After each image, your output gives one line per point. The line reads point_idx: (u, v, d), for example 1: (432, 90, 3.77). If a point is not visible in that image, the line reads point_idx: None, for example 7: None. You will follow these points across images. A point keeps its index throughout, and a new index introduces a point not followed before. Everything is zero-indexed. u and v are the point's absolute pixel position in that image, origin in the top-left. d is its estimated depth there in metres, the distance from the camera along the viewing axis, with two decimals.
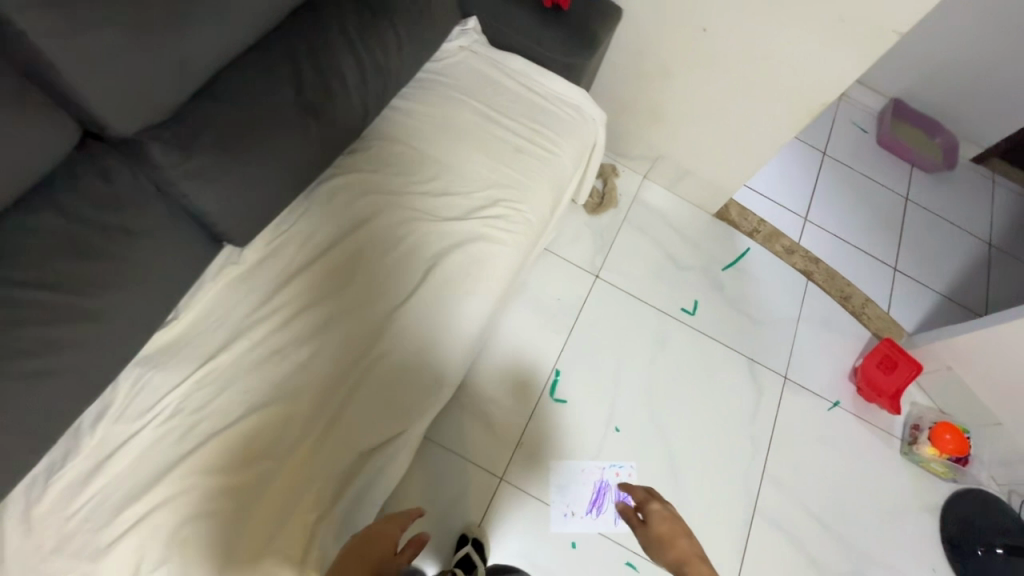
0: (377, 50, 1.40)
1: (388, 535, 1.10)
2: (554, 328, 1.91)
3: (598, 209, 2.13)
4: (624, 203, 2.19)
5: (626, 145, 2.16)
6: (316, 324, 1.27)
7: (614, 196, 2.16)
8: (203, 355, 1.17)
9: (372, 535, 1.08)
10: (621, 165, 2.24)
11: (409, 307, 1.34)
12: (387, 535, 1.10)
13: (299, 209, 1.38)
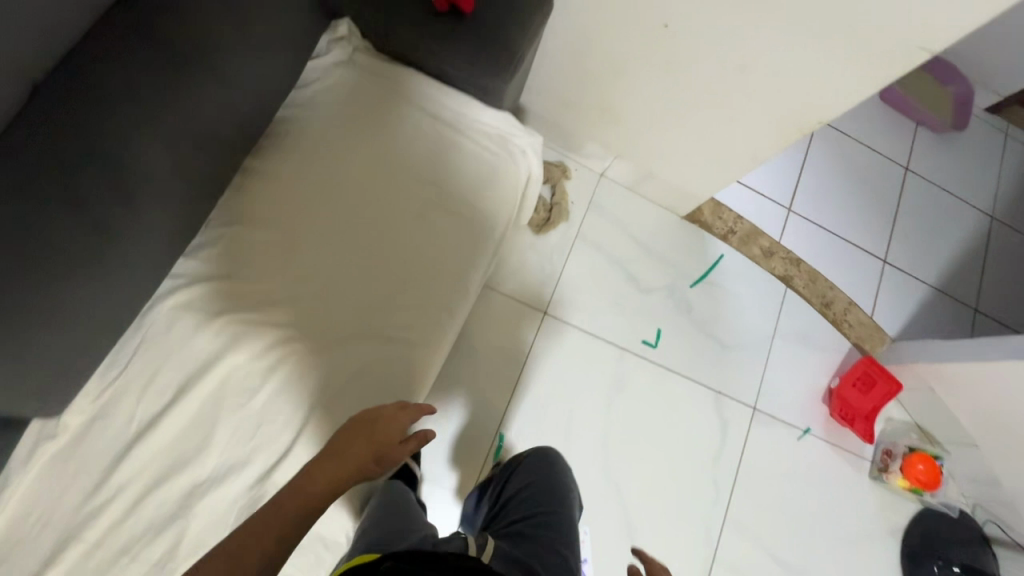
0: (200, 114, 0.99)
1: (388, 424, 1.04)
2: (498, 384, 1.67)
3: (546, 225, 1.77)
4: (577, 213, 1.83)
5: (576, 143, 1.75)
6: (172, 504, 1.01)
7: (564, 206, 1.80)
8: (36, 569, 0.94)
9: (368, 422, 1.02)
10: (572, 163, 1.84)
11: (294, 458, 1.06)
12: (382, 422, 1.03)
13: (132, 344, 1.05)
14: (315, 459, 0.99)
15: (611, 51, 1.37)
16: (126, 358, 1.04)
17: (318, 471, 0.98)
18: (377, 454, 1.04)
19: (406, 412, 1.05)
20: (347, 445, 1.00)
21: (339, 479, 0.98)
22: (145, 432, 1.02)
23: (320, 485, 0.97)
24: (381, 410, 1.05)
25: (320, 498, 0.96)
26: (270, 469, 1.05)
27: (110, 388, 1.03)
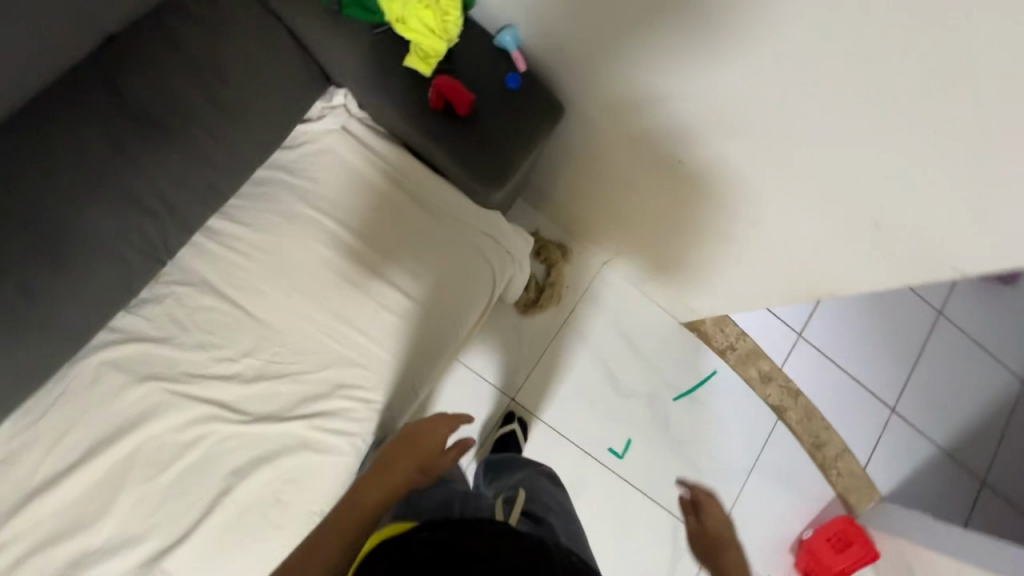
0: (162, 178, 0.94)
1: (431, 438, 0.97)
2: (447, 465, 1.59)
3: (532, 307, 1.69)
4: (571, 298, 1.74)
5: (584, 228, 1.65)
6: (53, 570, 0.96)
7: (557, 290, 1.71)
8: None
9: (415, 439, 0.96)
10: (575, 245, 1.75)
11: (189, 547, 1.00)
12: (432, 439, 0.97)
13: (52, 394, 1.01)
14: (364, 484, 0.89)
15: (622, 164, 1.27)
16: (42, 408, 1.00)
17: (367, 497, 0.88)
18: (425, 443, 0.96)
19: (447, 424, 1.00)
20: (401, 467, 0.91)
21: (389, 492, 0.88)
22: (40, 491, 0.97)
23: (367, 501, 0.87)
24: (427, 428, 0.98)
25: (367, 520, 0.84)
26: (162, 554, 0.99)
27: (18, 436, 0.99)
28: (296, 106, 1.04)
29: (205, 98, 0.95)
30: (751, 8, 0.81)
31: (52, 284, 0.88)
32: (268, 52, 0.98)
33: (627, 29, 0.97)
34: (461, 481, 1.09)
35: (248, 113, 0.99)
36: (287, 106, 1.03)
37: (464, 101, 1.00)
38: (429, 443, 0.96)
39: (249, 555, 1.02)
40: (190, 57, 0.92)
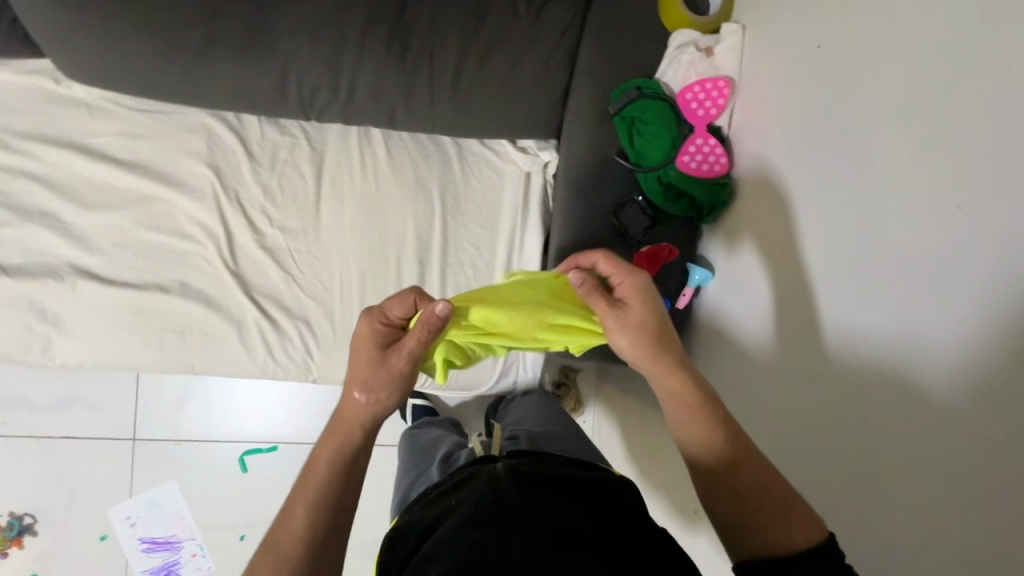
0: (368, 72, 0.94)
1: (368, 368, 0.66)
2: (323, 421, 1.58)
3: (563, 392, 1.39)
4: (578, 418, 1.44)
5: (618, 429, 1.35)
6: (39, 204, 1.06)
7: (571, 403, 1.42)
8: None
9: (346, 375, 0.68)
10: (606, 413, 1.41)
11: (102, 291, 1.06)
12: (370, 371, 0.66)
13: (156, 106, 1.08)
14: (275, 517, 0.66)
15: None
16: (141, 106, 1.08)
17: (280, 536, 0.64)
18: (369, 373, 0.66)
19: (374, 324, 0.67)
20: (348, 417, 0.67)
21: (327, 487, 0.66)
22: (82, 150, 1.07)
23: (299, 532, 0.64)
24: (366, 371, 0.66)
25: (298, 547, 0.64)
26: (83, 274, 1.06)
27: (110, 104, 1.07)
28: (507, 126, 1.02)
29: (454, 65, 0.94)
30: (938, 302, 0.57)
31: (223, 59, 0.93)
32: (533, 83, 0.97)
33: (870, 453, 0.64)
34: (420, 452, 1.14)
35: (473, 105, 0.98)
36: (502, 121, 1.01)
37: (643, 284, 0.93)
38: (351, 375, 0.67)
39: (126, 340, 1.08)
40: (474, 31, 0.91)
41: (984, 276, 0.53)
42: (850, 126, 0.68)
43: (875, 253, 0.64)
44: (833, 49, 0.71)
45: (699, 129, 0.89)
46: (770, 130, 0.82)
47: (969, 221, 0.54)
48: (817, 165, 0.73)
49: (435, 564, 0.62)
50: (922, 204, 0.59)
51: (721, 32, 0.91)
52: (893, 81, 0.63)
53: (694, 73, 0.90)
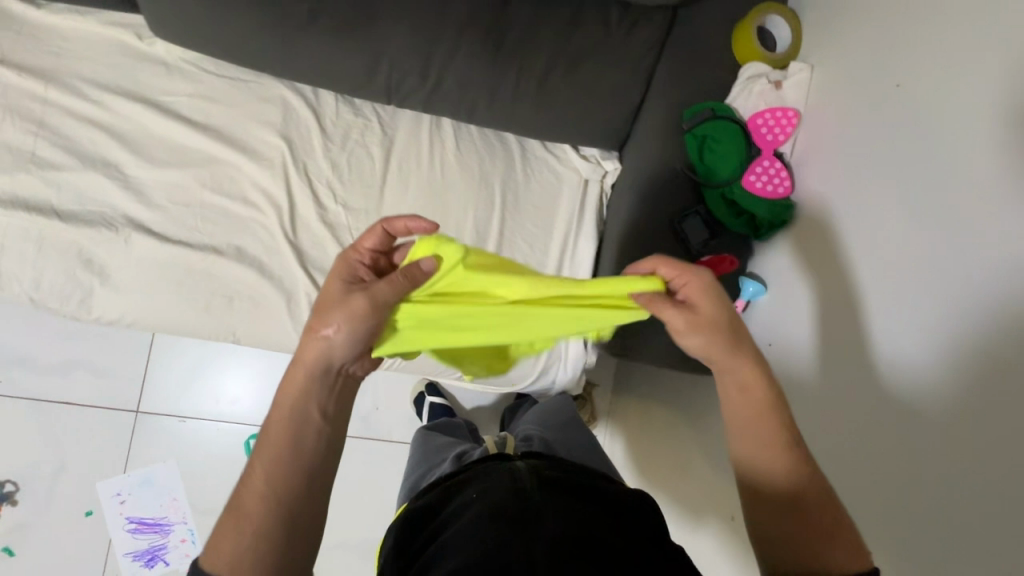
0: (459, 63, 1.00)
1: (331, 310, 0.60)
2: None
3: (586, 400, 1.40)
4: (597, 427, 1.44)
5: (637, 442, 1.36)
6: (103, 152, 1.05)
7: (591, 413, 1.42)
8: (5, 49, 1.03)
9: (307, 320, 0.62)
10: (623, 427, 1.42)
11: (155, 245, 1.05)
12: (339, 313, 0.60)
13: (236, 74, 1.11)
14: (235, 485, 0.61)
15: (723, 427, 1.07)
16: (220, 72, 1.10)
17: (243, 501, 0.60)
18: (332, 318, 0.59)
19: (340, 266, 0.63)
20: (304, 362, 0.61)
21: (291, 446, 0.61)
22: (153, 105, 1.07)
23: (264, 496, 0.60)
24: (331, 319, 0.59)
25: (263, 514, 0.59)
26: (137, 227, 1.05)
27: (188, 64, 1.09)
28: (580, 130, 1.08)
29: (540, 69, 1.01)
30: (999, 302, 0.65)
31: (321, 33, 0.97)
32: (609, 94, 1.04)
33: (925, 436, 0.71)
34: (432, 447, 1.10)
35: (552, 108, 1.05)
36: (577, 124, 1.07)
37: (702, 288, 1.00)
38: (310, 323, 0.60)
39: (172, 298, 1.06)
40: (566, 40, 1.00)
41: (1001, 301, 0.65)
42: (919, 154, 0.75)
43: (938, 261, 0.72)
44: (903, 87, 0.79)
45: (766, 153, 0.96)
46: (834, 158, 0.89)
47: (999, 253, 0.65)
48: (881, 191, 0.80)
49: (457, 556, 0.59)
50: (959, 242, 0.70)
51: (788, 70, 0.99)
52: (963, 116, 0.70)
53: (763, 102, 0.98)
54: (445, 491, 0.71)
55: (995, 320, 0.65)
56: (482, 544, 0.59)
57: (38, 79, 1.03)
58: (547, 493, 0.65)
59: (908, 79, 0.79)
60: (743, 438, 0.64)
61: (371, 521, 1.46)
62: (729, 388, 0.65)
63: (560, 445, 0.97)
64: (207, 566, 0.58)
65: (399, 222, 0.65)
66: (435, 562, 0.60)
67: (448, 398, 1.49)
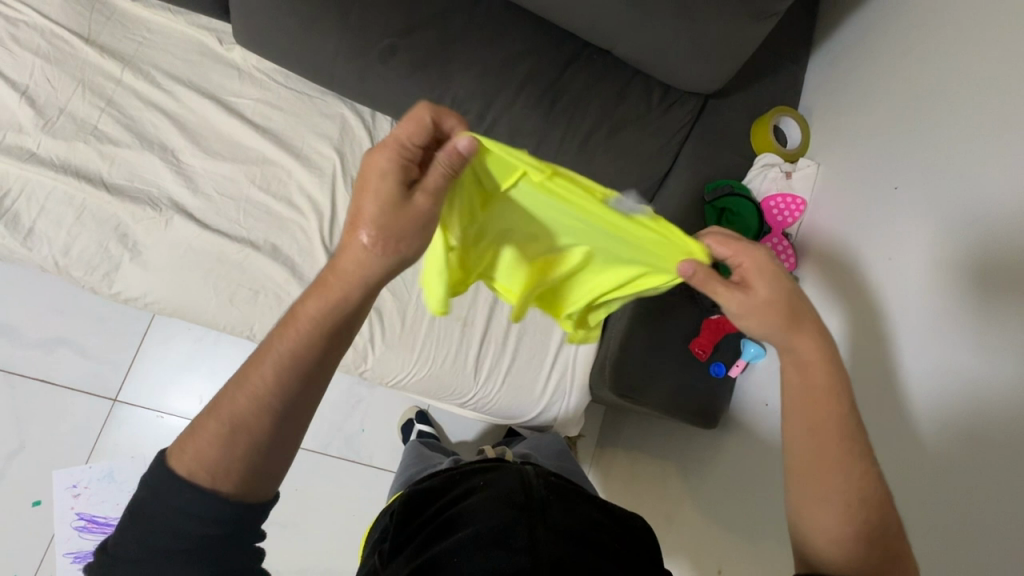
0: (511, 110, 1.12)
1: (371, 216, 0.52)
2: None
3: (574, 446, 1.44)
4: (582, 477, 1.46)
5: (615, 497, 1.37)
6: (164, 138, 1.11)
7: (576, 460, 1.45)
8: (93, 32, 1.13)
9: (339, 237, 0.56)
10: (603, 481, 1.43)
11: (192, 230, 1.07)
12: (379, 212, 0.52)
13: (303, 89, 1.20)
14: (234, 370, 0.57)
15: (715, 480, 1.10)
16: (289, 84, 1.20)
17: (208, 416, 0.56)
18: (371, 207, 0.52)
19: (392, 156, 0.53)
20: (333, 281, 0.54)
21: (290, 371, 0.55)
22: (220, 103, 1.15)
23: (245, 407, 0.55)
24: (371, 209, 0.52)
25: (228, 430, 0.54)
26: (180, 211, 1.08)
27: (260, 73, 1.19)
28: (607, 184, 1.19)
29: (585, 128, 1.13)
30: (963, 364, 0.76)
31: (393, 66, 1.08)
32: (639, 159, 1.16)
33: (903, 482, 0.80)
34: (426, 452, 1.10)
35: (589, 163, 1.16)
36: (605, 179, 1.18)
37: (709, 344, 1.10)
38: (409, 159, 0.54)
39: (197, 283, 1.07)
40: (610, 107, 1.13)
41: (963, 400, 0.75)
42: (902, 241, 0.89)
43: (911, 328, 0.84)
44: (891, 186, 0.94)
45: (775, 232, 1.08)
46: (833, 240, 1.02)
47: (961, 356, 0.76)
48: (871, 279, 0.92)
49: (468, 525, 0.60)
50: (932, 343, 0.80)
51: (798, 163, 1.13)
52: (939, 213, 0.84)
53: (775, 187, 1.11)
54: (448, 478, 0.72)
55: (958, 416, 0.75)
56: (491, 519, 0.60)
57: (116, 62, 1.12)
58: (553, 490, 0.67)
59: (897, 180, 0.93)
60: (797, 425, 0.62)
61: (338, 553, 1.37)
62: (787, 368, 0.63)
63: (553, 467, 1.00)
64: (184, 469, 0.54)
65: (448, 119, 0.56)
66: (441, 531, 0.61)
67: (436, 428, 1.46)
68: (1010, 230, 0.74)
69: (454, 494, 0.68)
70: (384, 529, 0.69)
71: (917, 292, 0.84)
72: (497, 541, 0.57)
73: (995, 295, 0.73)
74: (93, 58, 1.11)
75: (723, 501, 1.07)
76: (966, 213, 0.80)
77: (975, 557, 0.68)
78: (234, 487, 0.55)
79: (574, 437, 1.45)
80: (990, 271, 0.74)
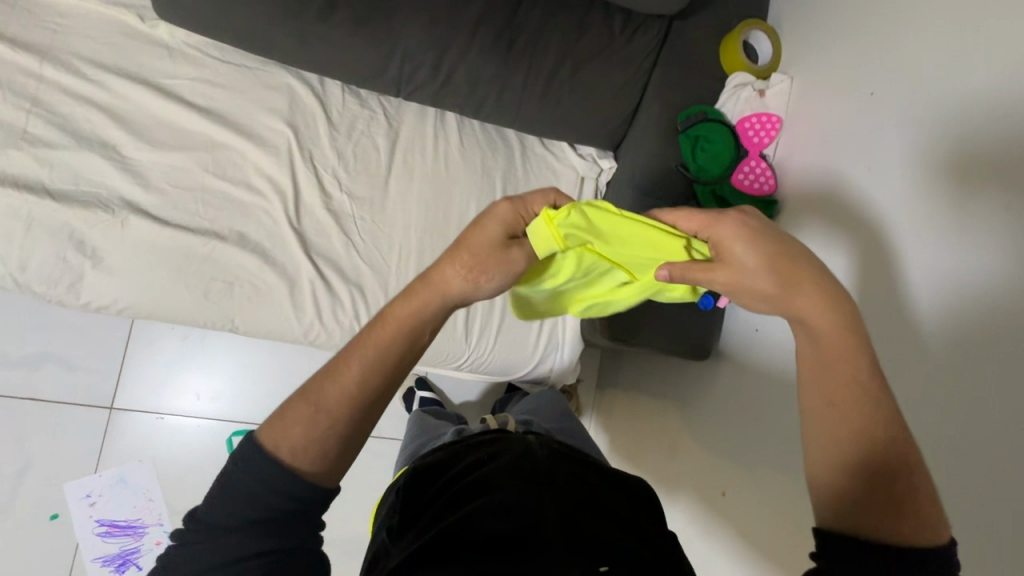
0: (467, 57, 1.05)
1: (488, 254, 0.60)
2: None
3: (572, 392, 1.46)
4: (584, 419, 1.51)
5: (617, 435, 1.42)
6: (103, 134, 1.04)
7: (576, 405, 1.49)
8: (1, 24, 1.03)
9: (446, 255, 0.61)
10: (603, 423, 1.47)
11: (151, 228, 1.02)
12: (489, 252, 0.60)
13: (242, 62, 1.12)
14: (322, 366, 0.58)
15: (713, 409, 1.13)
16: (225, 58, 1.11)
17: (305, 401, 0.57)
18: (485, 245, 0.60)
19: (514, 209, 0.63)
20: (431, 293, 0.60)
21: (376, 373, 0.58)
22: (154, 88, 1.07)
23: (336, 402, 0.57)
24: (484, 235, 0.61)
25: (321, 428, 0.56)
26: (135, 210, 1.02)
27: (191, 49, 1.10)
28: (577, 125, 1.14)
29: (546, 68, 1.08)
30: (949, 269, 0.74)
31: (332, 24, 1.00)
32: (606, 96, 1.11)
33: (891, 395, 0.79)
34: (428, 423, 1.10)
35: (556, 106, 1.11)
36: (574, 120, 1.13)
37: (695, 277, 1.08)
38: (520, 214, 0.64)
39: (167, 281, 1.03)
40: (570, 42, 1.07)
41: (949, 303, 0.73)
42: (881, 149, 0.86)
43: (895, 237, 0.82)
44: (867, 91, 0.90)
45: (753, 154, 1.06)
46: (809, 157, 0.99)
47: (947, 261, 0.75)
48: (854, 193, 0.90)
49: (475, 500, 0.61)
50: (920, 248, 0.79)
51: (770, 80, 1.08)
52: (918, 115, 0.81)
53: (749, 108, 1.07)
54: (449, 454, 0.73)
55: (945, 320, 0.74)
56: (499, 492, 0.61)
57: (34, 56, 1.03)
58: (553, 458, 0.67)
59: (872, 85, 0.90)
60: (838, 425, 0.55)
61: (359, 521, 1.41)
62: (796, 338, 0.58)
63: (553, 427, 1.00)
64: (274, 447, 0.55)
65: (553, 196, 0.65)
66: (449, 506, 0.62)
67: (438, 392, 1.47)
68: (989, 123, 0.72)
69: (456, 471, 0.68)
70: (390, 509, 0.70)
71: (899, 199, 0.83)
72: (504, 515, 0.58)
73: (979, 195, 0.72)
74: (7, 54, 1.02)
75: (721, 427, 1.10)
76: (945, 111, 0.78)
77: (965, 453, 0.70)
78: (313, 470, 0.56)
79: (573, 385, 1.47)
80: (974, 173, 0.73)
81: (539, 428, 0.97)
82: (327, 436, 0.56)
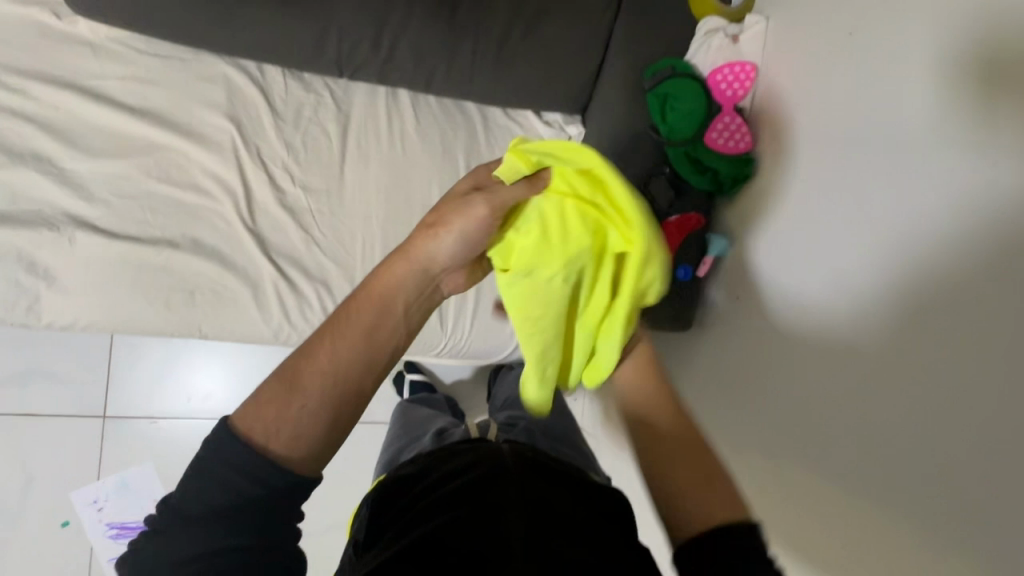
0: (409, 27, 0.97)
1: (461, 210, 0.56)
2: None
3: None
4: None
5: None
6: (36, 146, 0.99)
7: None
8: None
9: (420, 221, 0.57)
10: None
11: (100, 241, 0.98)
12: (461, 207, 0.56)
13: (174, 54, 1.04)
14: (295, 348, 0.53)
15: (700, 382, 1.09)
16: (155, 52, 1.04)
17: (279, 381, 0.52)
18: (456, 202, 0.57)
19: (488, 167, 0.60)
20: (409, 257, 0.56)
21: (358, 348, 0.54)
22: (83, 91, 1.00)
23: (315, 382, 0.52)
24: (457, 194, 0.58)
25: (302, 410, 0.52)
26: (82, 225, 0.98)
27: (117, 44, 1.03)
28: (538, 90, 1.06)
29: (496, 31, 0.99)
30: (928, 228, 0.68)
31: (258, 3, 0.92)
32: (565, 55, 1.02)
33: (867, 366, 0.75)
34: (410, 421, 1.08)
35: (512, 72, 1.03)
36: (533, 85, 1.05)
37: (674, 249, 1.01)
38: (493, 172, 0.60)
39: (125, 295, 1.00)
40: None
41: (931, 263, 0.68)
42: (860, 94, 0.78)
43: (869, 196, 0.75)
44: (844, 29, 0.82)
45: (727, 109, 0.96)
46: (787, 107, 0.91)
47: (926, 218, 0.69)
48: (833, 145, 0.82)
49: (436, 517, 0.59)
50: (899, 206, 0.72)
51: (745, 22, 0.99)
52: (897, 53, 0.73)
53: (721, 57, 0.97)
54: (425, 465, 0.71)
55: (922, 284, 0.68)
56: (454, 511, 0.59)
57: None
58: (520, 470, 0.65)
59: (849, 22, 0.81)
60: None
61: None
62: None
63: (534, 422, 0.98)
64: (248, 431, 0.51)
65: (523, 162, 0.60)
66: (411, 525, 0.60)
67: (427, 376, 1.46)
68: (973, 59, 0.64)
69: (425, 484, 0.67)
70: (364, 521, 0.69)
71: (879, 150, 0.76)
72: (460, 533, 0.56)
73: (956, 141, 0.65)
74: None
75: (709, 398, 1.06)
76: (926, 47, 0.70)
77: None
78: (294, 461, 0.51)
79: None
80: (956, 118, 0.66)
81: (517, 430, 0.94)
82: (302, 423, 0.52)
